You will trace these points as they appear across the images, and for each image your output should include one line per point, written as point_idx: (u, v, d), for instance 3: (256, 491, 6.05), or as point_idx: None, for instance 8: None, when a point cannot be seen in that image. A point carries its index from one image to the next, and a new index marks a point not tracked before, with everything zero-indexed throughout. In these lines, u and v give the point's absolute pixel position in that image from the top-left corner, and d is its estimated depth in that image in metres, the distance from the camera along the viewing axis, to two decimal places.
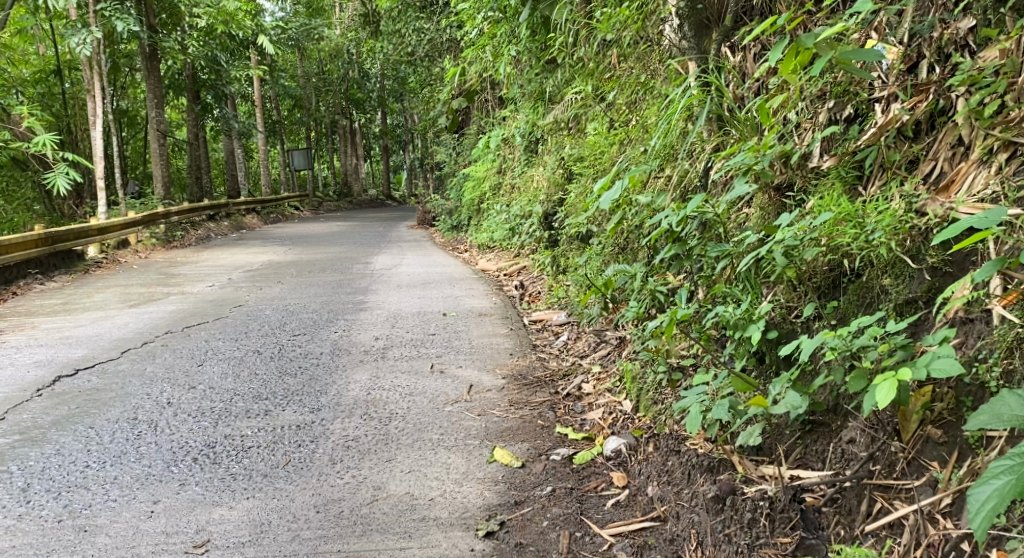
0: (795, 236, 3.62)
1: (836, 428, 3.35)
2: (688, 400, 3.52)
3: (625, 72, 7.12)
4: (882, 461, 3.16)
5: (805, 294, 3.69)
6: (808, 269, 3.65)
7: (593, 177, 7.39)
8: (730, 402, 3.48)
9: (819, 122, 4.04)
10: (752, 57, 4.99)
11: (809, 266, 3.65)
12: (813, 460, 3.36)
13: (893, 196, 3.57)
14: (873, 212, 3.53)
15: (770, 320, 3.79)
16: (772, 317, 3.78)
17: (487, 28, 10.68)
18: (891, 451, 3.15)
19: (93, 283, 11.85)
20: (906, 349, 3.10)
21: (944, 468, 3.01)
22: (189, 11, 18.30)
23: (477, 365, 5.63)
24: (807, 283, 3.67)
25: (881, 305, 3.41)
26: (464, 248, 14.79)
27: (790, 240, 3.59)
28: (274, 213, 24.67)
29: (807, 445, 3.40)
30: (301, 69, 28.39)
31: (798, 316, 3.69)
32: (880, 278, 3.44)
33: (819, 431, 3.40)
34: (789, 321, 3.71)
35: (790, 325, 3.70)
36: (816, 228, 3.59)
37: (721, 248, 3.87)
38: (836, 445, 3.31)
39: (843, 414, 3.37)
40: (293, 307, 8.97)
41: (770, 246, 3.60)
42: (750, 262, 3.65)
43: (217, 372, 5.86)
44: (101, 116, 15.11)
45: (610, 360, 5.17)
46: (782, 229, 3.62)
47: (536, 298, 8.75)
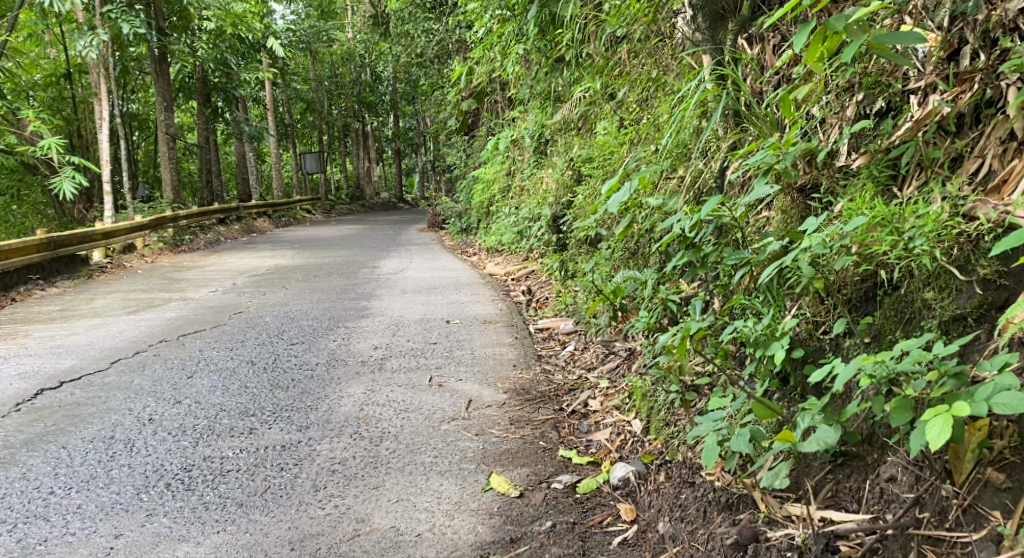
0: (823, 244, 3.29)
1: (873, 462, 3.03)
2: (703, 428, 3.19)
3: (636, 69, 6.83)
4: (931, 508, 2.83)
5: (834, 308, 3.36)
6: (837, 280, 3.33)
7: (602, 178, 7.09)
8: (752, 432, 3.15)
9: (847, 116, 3.69)
10: (771, 49, 4.71)
11: (838, 276, 3.33)
12: (846, 499, 3.04)
13: (935, 198, 3.25)
14: (912, 217, 3.23)
15: (794, 337, 3.46)
16: (797, 332, 3.46)
17: (495, 27, 10.43)
18: (941, 496, 2.82)
19: (96, 289, 11.60)
20: (958, 377, 2.77)
21: (1007, 521, 2.69)
22: (199, 13, 18.09)
23: (477, 379, 5.31)
24: (836, 295, 3.34)
25: (924, 321, 3.09)
26: (473, 251, 14.51)
27: (817, 248, 3.27)
28: (286, 216, 24.46)
29: (839, 481, 3.09)
30: (313, 72, 28.18)
31: (826, 333, 3.36)
32: (921, 292, 3.12)
33: (853, 465, 3.08)
34: (816, 338, 3.39)
35: (817, 342, 3.38)
36: (846, 234, 3.27)
37: (740, 257, 3.54)
38: (874, 483, 2.99)
39: (880, 446, 3.04)
40: (294, 314, 8.69)
41: (795, 255, 3.28)
42: (773, 272, 3.32)
43: (206, 385, 5.56)
44: (107, 120, 14.85)
45: (619, 374, 4.86)
46: (807, 237, 3.30)
47: (543, 304, 8.45)
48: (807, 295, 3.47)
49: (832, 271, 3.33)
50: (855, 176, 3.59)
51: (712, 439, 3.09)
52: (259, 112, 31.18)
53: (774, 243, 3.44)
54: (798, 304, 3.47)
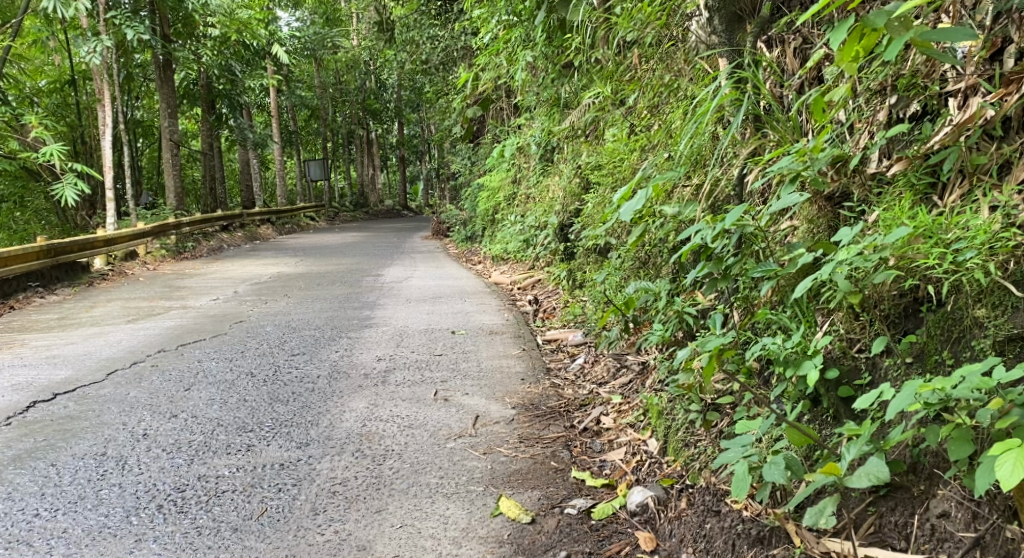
0: (859, 256, 3.12)
1: (920, 495, 2.87)
2: (732, 456, 3.02)
3: (647, 74, 6.66)
4: (994, 550, 2.67)
5: (870, 325, 3.20)
6: (873, 294, 3.17)
7: (612, 186, 6.89)
8: (786, 460, 2.97)
9: (878, 120, 3.52)
10: (791, 52, 4.51)
11: (874, 291, 3.17)
12: (892, 535, 2.87)
13: (983, 207, 3.09)
14: (957, 228, 3.07)
15: (827, 355, 3.29)
16: (830, 350, 3.29)
17: (501, 32, 10.27)
18: (1006, 538, 2.66)
19: (96, 296, 11.42)
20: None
21: None
22: (204, 20, 17.95)
23: (485, 393, 5.11)
24: (873, 310, 3.18)
25: (975, 341, 2.91)
26: (477, 259, 14.33)
27: (856, 261, 3.09)
28: (290, 224, 24.31)
29: (882, 515, 2.92)
30: (318, 79, 28.07)
31: (862, 351, 3.19)
32: (971, 308, 2.94)
33: (897, 498, 2.91)
34: (850, 356, 3.22)
35: (851, 361, 3.21)
36: (884, 246, 3.11)
37: (766, 269, 3.37)
38: (923, 519, 2.83)
39: (927, 478, 2.87)
40: (296, 323, 8.50)
41: (831, 268, 3.10)
42: (806, 286, 3.15)
43: (204, 398, 5.36)
44: (110, 126, 14.67)
45: (633, 390, 4.66)
46: (844, 250, 3.13)
47: (550, 314, 8.26)
48: (839, 310, 3.30)
49: (868, 285, 3.17)
50: (890, 184, 3.42)
51: (744, 468, 2.91)
52: (263, 119, 31.08)
53: (805, 255, 3.28)
54: (829, 319, 3.30)
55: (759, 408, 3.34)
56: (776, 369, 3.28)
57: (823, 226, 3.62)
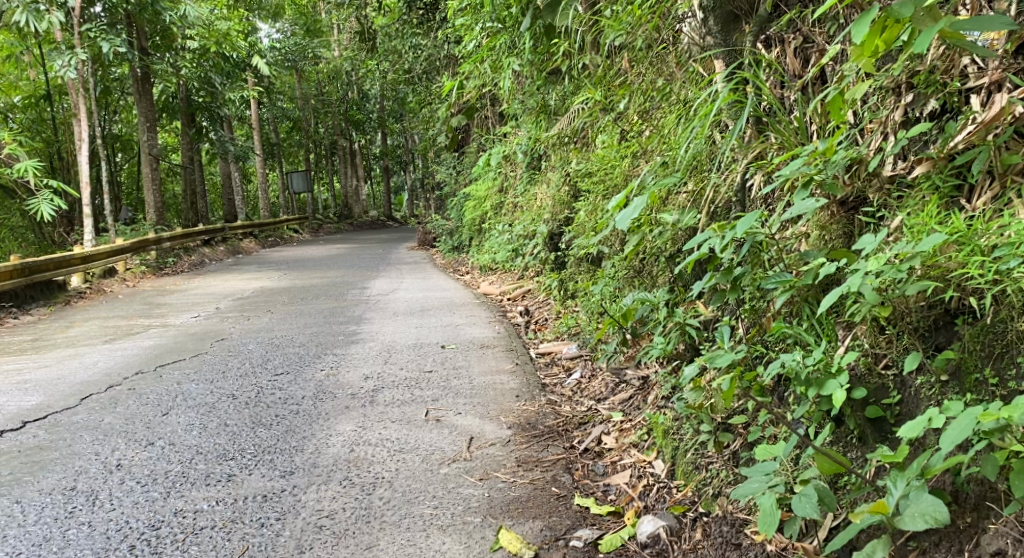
0: (889, 267, 2.97)
1: (967, 528, 2.81)
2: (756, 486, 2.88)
3: (636, 79, 6.47)
4: None
5: (898, 338, 3.08)
6: (901, 306, 3.04)
7: (604, 194, 6.67)
8: (817, 491, 2.85)
9: (895, 120, 3.34)
10: (793, 52, 4.32)
11: (903, 302, 3.04)
12: None
13: (1018, 211, 2.94)
14: (993, 233, 2.94)
15: (852, 373, 3.17)
16: (855, 367, 3.16)
17: (485, 39, 10.07)
18: None
19: (73, 316, 11.13)
20: None
21: None
22: (181, 33, 17.64)
23: (479, 413, 4.88)
24: (901, 323, 3.05)
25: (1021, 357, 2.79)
26: (465, 270, 14.11)
27: (889, 272, 2.96)
28: (273, 237, 24.02)
29: (926, 550, 2.87)
30: (300, 90, 27.79)
31: (890, 368, 3.08)
32: (1015, 322, 2.82)
33: (942, 531, 2.86)
34: (877, 373, 3.11)
35: (877, 379, 3.11)
36: (915, 255, 2.96)
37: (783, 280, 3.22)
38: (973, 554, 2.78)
39: (974, 508, 2.82)
40: (279, 340, 8.25)
41: (858, 282, 2.95)
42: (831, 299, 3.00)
43: (183, 423, 5.11)
44: (86, 141, 14.32)
45: (634, 407, 4.45)
46: (872, 260, 3.00)
47: (542, 326, 8.05)
48: (861, 325, 3.19)
49: (893, 297, 3.06)
50: (911, 188, 3.26)
51: (772, 502, 2.80)
52: (245, 132, 30.74)
53: (826, 266, 3.13)
54: (850, 334, 3.19)
55: (781, 432, 3.20)
56: (797, 388, 3.14)
57: (837, 234, 3.45)
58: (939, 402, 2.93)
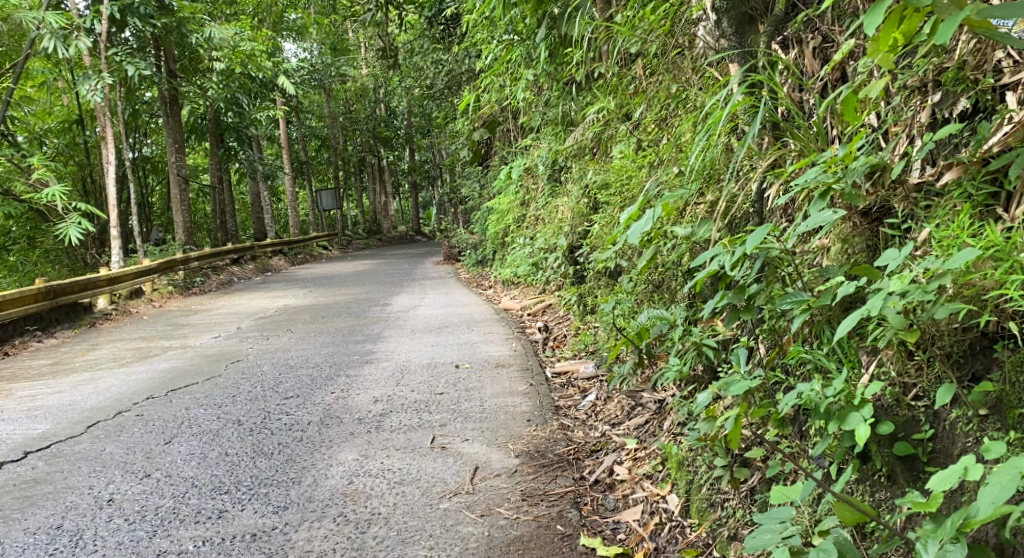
0: (918, 290, 2.73)
1: None
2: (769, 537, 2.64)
3: (652, 87, 6.22)
4: None
5: (927, 364, 2.85)
6: (930, 329, 2.82)
7: (620, 206, 6.43)
8: (837, 544, 2.61)
9: (922, 122, 3.08)
10: (811, 52, 4.08)
11: (931, 324, 2.82)
12: None
13: None
14: None
15: (879, 404, 2.95)
16: (881, 398, 2.94)
17: (503, 51, 9.85)
18: None
19: (96, 338, 11.03)
20: None
21: None
22: (208, 54, 17.53)
23: (485, 439, 4.66)
24: (932, 348, 2.83)
25: None
26: (488, 284, 13.93)
27: (917, 294, 2.72)
28: (302, 254, 23.96)
29: None
30: (328, 108, 27.75)
31: (919, 400, 2.86)
32: None
33: None
34: (906, 406, 2.89)
35: (907, 412, 2.89)
36: (944, 273, 2.73)
37: (799, 302, 2.97)
38: None
39: None
40: (293, 361, 8.08)
41: (878, 304, 2.71)
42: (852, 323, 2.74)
43: (185, 451, 4.86)
44: (114, 163, 14.27)
45: (649, 433, 4.25)
46: (895, 279, 2.76)
47: (561, 343, 7.79)
48: (887, 350, 2.96)
49: (924, 322, 2.81)
50: (940, 196, 3.00)
51: None
52: (273, 151, 30.77)
53: (847, 283, 2.87)
54: (875, 361, 2.96)
55: (802, 472, 3.02)
56: (817, 421, 2.91)
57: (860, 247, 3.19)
58: (978, 439, 2.70)
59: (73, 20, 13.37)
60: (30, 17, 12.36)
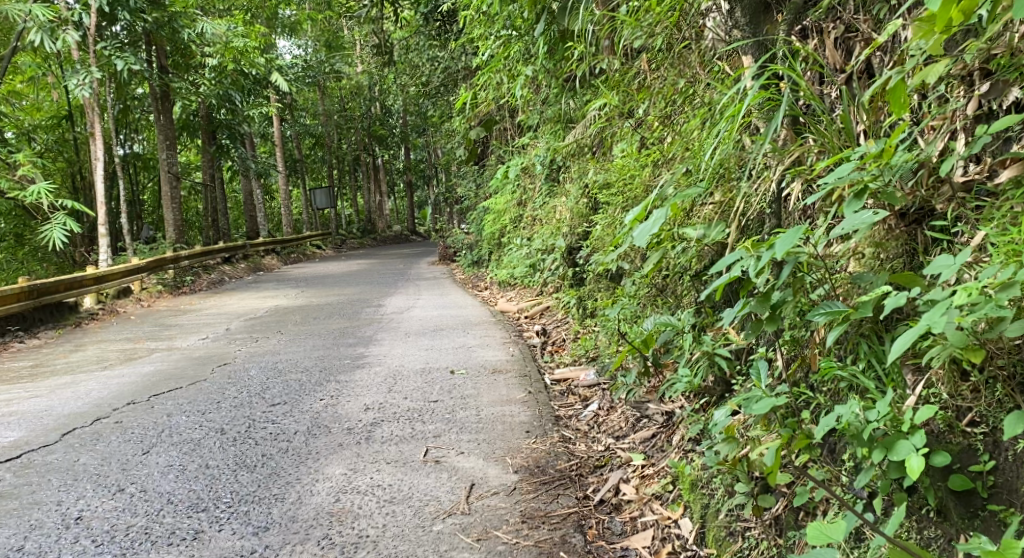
0: (988, 307, 2.53)
1: None
2: None
3: (656, 82, 5.95)
4: None
5: (984, 388, 2.69)
6: (989, 346, 2.66)
7: (622, 206, 6.16)
8: None
9: (969, 114, 2.88)
10: (833, 43, 3.86)
11: (990, 340, 2.65)
12: None
13: None
14: None
15: (930, 431, 2.79)
16: (933, 425, 2.78)
17: (502, 48, 9.57)
18: None
19: (81, 339, 10.73)
20: None
21: None
22: (199, 50, 17.18)
23: (482, 453, 4.39)
24: (991, 368, 2.67)
25: None
26: (484, 285, 13.68)
27: (988, 311, 2.52)
28: (295, 253, 23.68)
29: None
30: (322, 106, 27.42)
31: (976, 426, 2.70)
32: None
33: None
34: (960, 432, 2.73)
35: (962, 439, 2.73)
36: (1012, 286, 2.53)
37: (836, 313, 2.81)
38: None
39: None
40: (282, 365, 7.81)
41: (937, 320, 2.52)
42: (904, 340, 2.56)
43: (162, 462, 4.58)
44: (103, 160, 13.92)
45: (657, 448, 4.04)
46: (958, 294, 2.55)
47: (560, 348, 7.55)
48: (937, 369, 2.79)
49: (985, 338, 2.64)
50: (993, 196, 2.82)
51: None
52: (266, 149, 30.39)
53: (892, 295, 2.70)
54: (924, 381, 2.80)
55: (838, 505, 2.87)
56: (860, 450, 2.75)
57: (897, 253, 3.01)
58: None
59: (60, 13, 13.01)
60: (17, 10, 12.00)
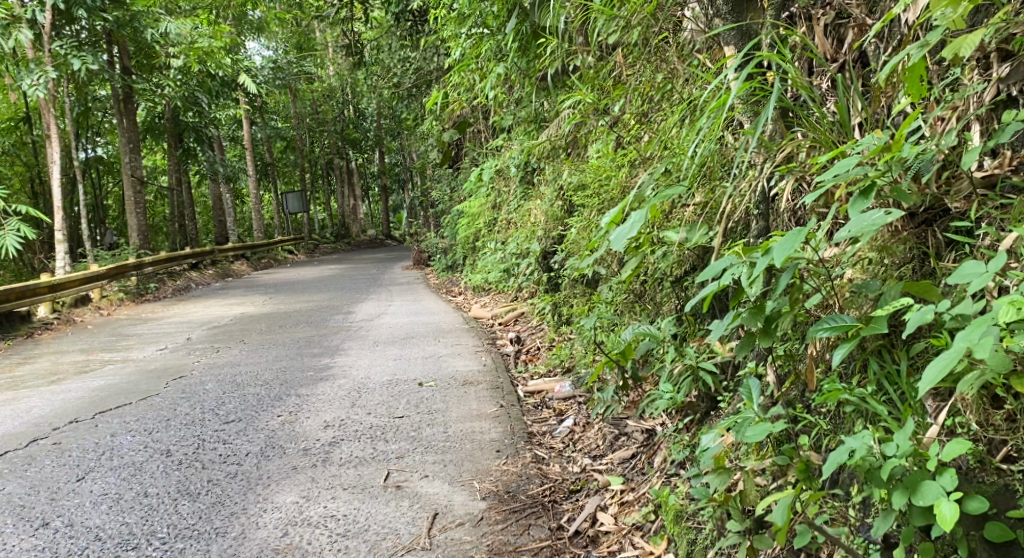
0: None
1: None
2: None
3: (632, 79, 5.66)
4: None
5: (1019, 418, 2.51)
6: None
7: (598, 208, 5.83)
8: None
9: (988, 101, 2.75)
10: (823, 30, 3.59)
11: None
12: None
13: None
14: None
15: (961, 471, 2.57)
16: (963, 464, 2.57)
17: (473, 45, 9.24)
18: None
19: (32, 350, 10.26)
20: None
21: None
22: (164, 51, 16.71)
23: (448, 476, 4.05)
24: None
25: None
26: (458, 290, 13.35)
27: None
28: (266, 258, 23.20)
29: None
30: (293, 109, 26.94)
31: (1015, 464, 2.49)
32: None
33: None
34: (996, 471, 2.52)
35: (998, 479, 2.50)
36: None
37: (842, 330, 2.59)
38: None
39: None
40: (241, 377, 7.42)
41: (984, 341, 2.33)
42: (937, 363, 2.36)
43: (94, 491, 4.20)
44: (59, 163, 13.39)
45: (637, 470, 3.77)
46: (1008, 308, 2.38)
47: (534, 356, 7.23)
48: (963, 396, 2.61)
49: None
50: (1019, 191, 2.66)
51: None
52: (236, 153, 29.82)
53: (913, 313, 2.49)
54: (948, 409, 2.61)
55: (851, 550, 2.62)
56: (879, 491, 2.51)
57: (903, 259, 2.85)
58: None
59: (12, 11, 12.48)
60: None
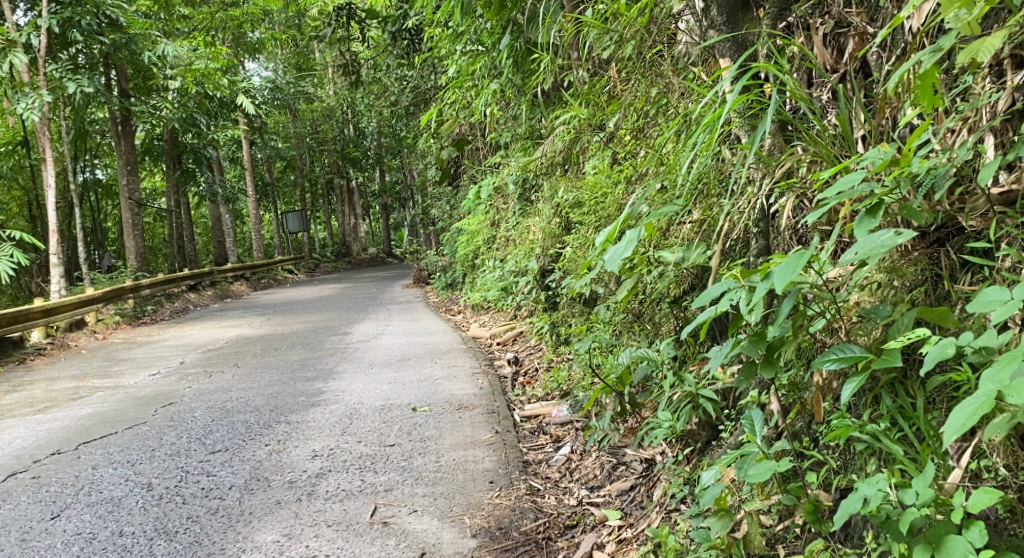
0: None
1: None
2: None
3: (628, 93, 5.49)
4: None
5: None
6: None
7: (594, 226, 5.65)
8: None
9: (1001, 111, 2.59)
10: (822, 40, 3.43)
11: None
12: None
13: None
14: None
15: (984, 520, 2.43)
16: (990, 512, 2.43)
17: (468, 62, 9.07)
18: None
19: (24, 376, 10.08)
20: None
21: None
22: (162, 74, 16.55)
23: (438, 512, 3.87)
24: None
25: None
26: (457, 309, 13.16)
27: None
28: (266, 278, 23.03)
29: None
30: (293, 129, 26.82)
31: None
32: None
33: None
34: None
35: None
36: None
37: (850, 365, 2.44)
38: None
39: None
40: (231, 404, 7.21)
41: (1014, 385, 2.16)
42: (962, 408, 2.22)
43: (68, 533, 4.01)
44: (54, 187, 13.22)
45: (636, 505, 3.61)
46: None
47: (532, 378, 7.03)
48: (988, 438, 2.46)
49: None
50: None
51: None
52: (236, 173, 29.72)
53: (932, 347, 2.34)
54: (972, 451, 2.46)
55: None
56: (898, 545, 2.39)
57: (915, 281, 2.70)
58: None
59: (7, 35, 12.30)
60: None
